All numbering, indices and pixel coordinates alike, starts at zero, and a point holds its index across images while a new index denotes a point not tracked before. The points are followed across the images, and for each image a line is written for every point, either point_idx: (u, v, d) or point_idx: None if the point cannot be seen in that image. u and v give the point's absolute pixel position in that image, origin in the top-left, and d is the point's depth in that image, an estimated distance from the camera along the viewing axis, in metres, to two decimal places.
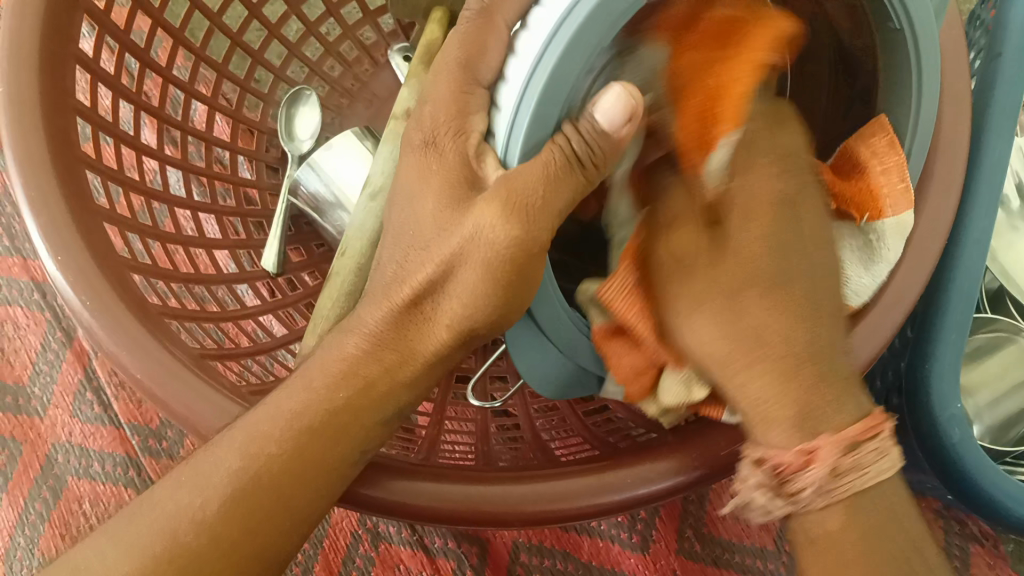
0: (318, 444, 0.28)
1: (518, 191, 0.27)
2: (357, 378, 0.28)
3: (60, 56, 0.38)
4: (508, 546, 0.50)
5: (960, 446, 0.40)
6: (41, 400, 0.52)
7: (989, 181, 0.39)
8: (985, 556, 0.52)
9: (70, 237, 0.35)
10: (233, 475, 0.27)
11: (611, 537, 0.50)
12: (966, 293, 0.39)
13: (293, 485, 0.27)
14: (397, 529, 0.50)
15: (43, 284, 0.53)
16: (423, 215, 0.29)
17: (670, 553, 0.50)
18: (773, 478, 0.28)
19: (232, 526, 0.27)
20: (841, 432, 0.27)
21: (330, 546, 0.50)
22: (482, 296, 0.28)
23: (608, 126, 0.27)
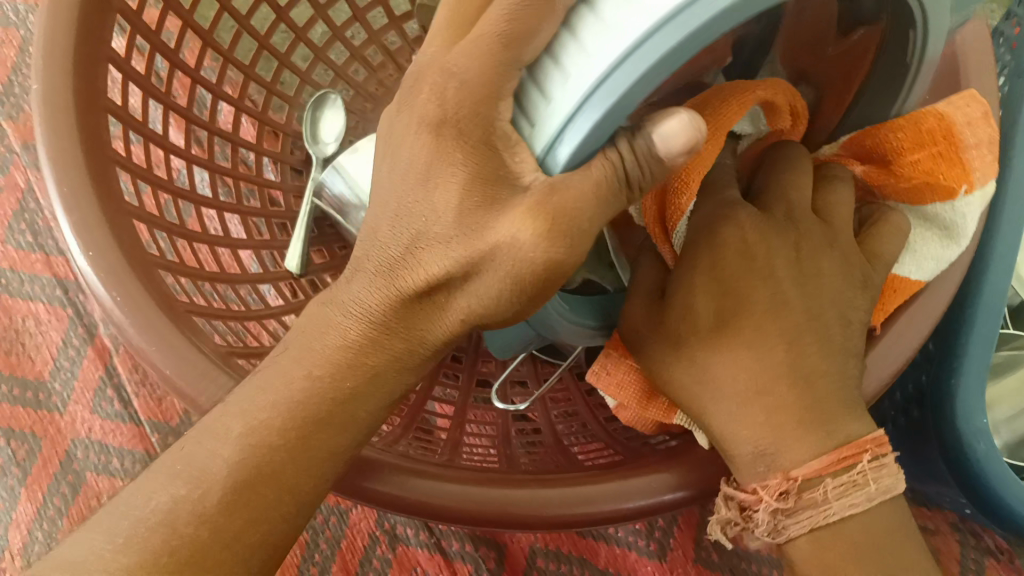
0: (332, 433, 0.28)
1: (559, 205, 0.24)
2: (365, 367, 0.28)
3: (94, 55, 0.38)
4: (524, 551, 0.50)
5: (984, 460, 0.40)
6: (62, 396, 0.52)
7: (1017, 196, 0.40)
8: (1001, 570, 0.52)
9: (102, 234, 0.36)
10: (231, 467, 0.27)
11: (628, 545, 0.50)
12: (992, 305, 0.40)
13: (304, 470, 0.28)
14: (414, 531, 0.50)
15: (65, 281, 0.54)
16: (442, 210, 0.26)
17: (687, 561, 0.50)
18: (741, 512, 0.31)
19: (245, 519, 0.27)
20: (790, 472, 0.29)
21: (347, 547, 0.50)
22: (506, 300, 0.26)
23: (666, 151, 0.24)
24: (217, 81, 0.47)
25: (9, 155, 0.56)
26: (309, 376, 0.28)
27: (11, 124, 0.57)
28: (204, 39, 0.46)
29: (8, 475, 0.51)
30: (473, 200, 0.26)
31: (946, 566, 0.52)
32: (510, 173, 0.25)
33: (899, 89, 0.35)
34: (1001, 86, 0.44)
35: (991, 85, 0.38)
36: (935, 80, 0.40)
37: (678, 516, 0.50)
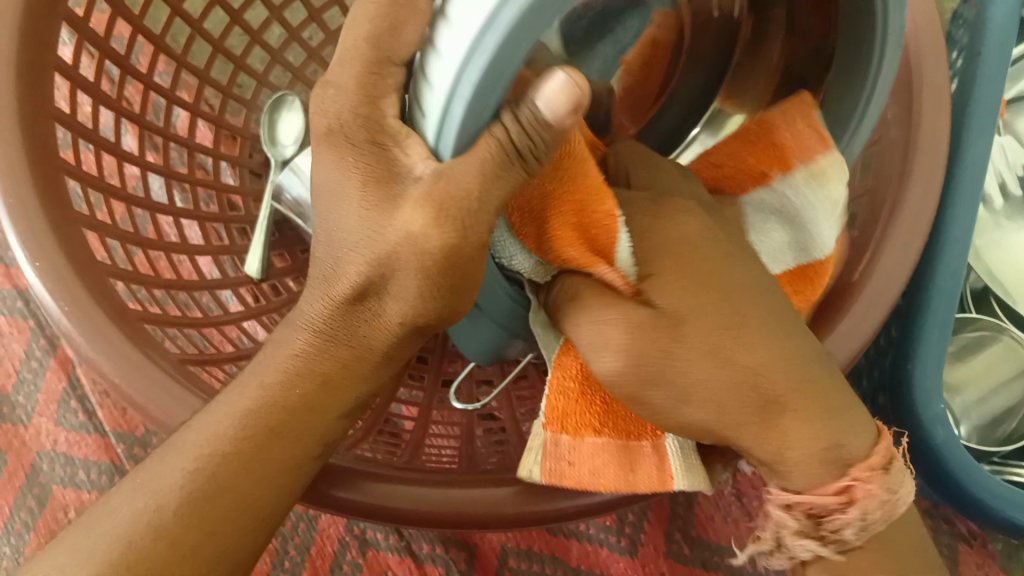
0: (280, 445, 0.28)
1: (449, 195, 0.25)
2: (314, 375, 0.28)
3: (40, 63, 0.37)
4: (495, 551, 0.50)
5: (943, 446, 0.40)
6: (26, 408, 0.52)
7: (972, 179, 0.39)
8: (974, 555, 0.52)
9: (48, 244, 0.35)
10: None
11: (599, 541, 0.50)
12: (947, 290, 0.39)
13: (246, 483, 0.27)
14: (385, 535, 0.50)
15: (26, 292, 0.53)
16: (353, 216, 0.27)
17: (659, 556, 0.50)
18: (811, 520, 0.28)
19: (188, 528, 0.26)
20: (874, 461, 0.28)
21: (317, 552, 0.49)
22: (432, 297, 0.27)
23: (551, 116, 0.24)
24: (171, 85, 0.46)
25: None
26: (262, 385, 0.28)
27: None
28: (156, 44, 0.45)
29: None
30: (374, 200, 0.26)
31: None
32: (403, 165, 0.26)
33: (851, 74, 0.35)
34: (957, 69, 0.44)
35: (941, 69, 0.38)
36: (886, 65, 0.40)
37: (649, 511, 0.49)
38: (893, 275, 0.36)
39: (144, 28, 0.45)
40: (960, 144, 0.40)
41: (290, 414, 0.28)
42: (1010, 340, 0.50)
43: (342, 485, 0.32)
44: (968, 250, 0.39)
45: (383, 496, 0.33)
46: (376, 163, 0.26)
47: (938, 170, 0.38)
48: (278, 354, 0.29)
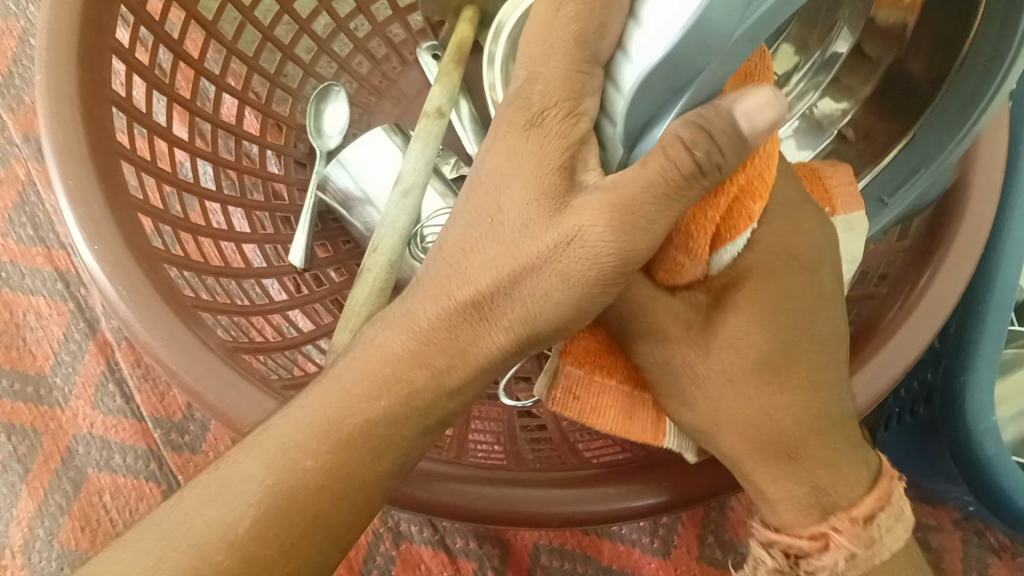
0: (358, 455, 0.26)
1: (622, 197, 0.25)
2: (401, 382, 0.26)
3: (99, 47, 0.38)
4: (529, 548, 0.50)
5: (994, 459, 0.40)
6: (63, 391, 0.52)
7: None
8: (1004, 568, 0.52)
9: (107, 228, 0.35)
10: (264, 491, 0.25)
11: (632, 542, 0.50)
12: (1002, 301, 0.40)
13: (331, 495, 0.25)
14: (419, 528, 0.50)
15: (67, 275, 0.53)
16: (519, 205, 0.26)
17: (691, 558, 0.50)
18: (787, 559, 0.31)
19: (263, 540, 0.24)
20: (854, 515, 0.31)
21: (351, 543, 0.49)
22: (564, 306, 0.26)
23: (747, 129, 0.25)
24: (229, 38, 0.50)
25: (7, 146, 0.55)
26: (364, 381, 0.26)
27: (9, 114, 0.56)
28: (206, 31, 0.45)
29: (9, 470, 0.50)
30: (540, 203, 0.26)
31: (949, 563, 0.52)
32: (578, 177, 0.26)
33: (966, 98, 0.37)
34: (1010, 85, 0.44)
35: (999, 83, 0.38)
36: None
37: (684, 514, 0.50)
38: (954, 282, 0.36)
39: (198, 14, 0.45)
40: (1015, 158, 0.40)
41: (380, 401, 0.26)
42: None
43: (402, 481, 0.32)
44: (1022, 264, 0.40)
45: (447, 493, 0.32)
46: (558, 143, 0.26)
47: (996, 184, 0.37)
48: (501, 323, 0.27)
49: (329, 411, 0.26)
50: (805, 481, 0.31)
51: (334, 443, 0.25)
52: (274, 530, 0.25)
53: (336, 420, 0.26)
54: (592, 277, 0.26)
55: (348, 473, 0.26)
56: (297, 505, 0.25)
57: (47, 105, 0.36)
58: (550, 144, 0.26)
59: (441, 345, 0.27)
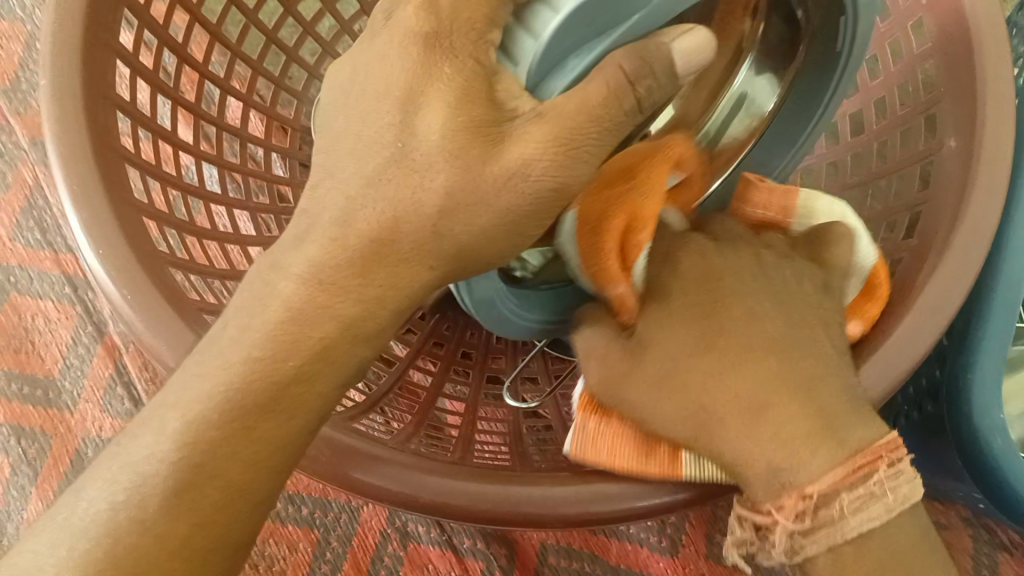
0: (265, 419, 0.26)
1: (569, 126, 0.25)
2: (309, 340, 0.26)
3: (102, 52, 0.38)
4: (536, 548, 0.50)
5: (1001, 456, 0.40)
6: (72, 394, 0.52)
7: None
8: (1015, 565, 0.52)
9: (112, 232, 0.35)
10: (171, 468, 0.25)
11: (639, 541, 0.50)
12: (1009, 297, 0.39)
13: (241, 462, 0.26)
14: (426, 528, 0.50)
15: (74, 278, 0.53)
16: (427, 133, 0.26)
17: (700, 557, 0.50)
18: (754, 531, 0.30)
19: (177, 519, 0.25)
20: (805, 490, 0.28)
21: (359, 544, 0.50)
22: (485, 238, 0.27)
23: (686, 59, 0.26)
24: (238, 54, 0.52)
25: (15, 151, 0.56)
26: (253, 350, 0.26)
27: (18, 119, 0.56)
28: (211, 33, 0.45)
29: (20, 472, 0.51)
30: (458, 137, 0.26)
31: (958, 560, 0.52)
32: (506, 105, 0.27)
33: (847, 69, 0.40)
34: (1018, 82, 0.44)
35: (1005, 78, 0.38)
36: (948, 75, 0.40)
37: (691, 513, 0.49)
38: (957, 282, 0.35)
39: (201, 17, 0.45)
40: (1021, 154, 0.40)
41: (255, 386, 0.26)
42: None
43: (403, 484, 0.32)
44: None
45: (438, 488, 0.32)
46: (467, 67, 0.26)
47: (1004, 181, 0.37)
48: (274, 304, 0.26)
49: (224, 397, 0.26)
50: (774, 454, 0.29)
51: (226, 418, 0.26)
52: (158, 530, 0.25)
53: (225, 407, 0.26)
54: (528, 207, 0.26)
55: (246, 458, 0.26)
56: (205, 478, 0.25)
57: (51, 111, 0.36)
58: (440, 90, 0.26)
59: (328, 309, 0.26)
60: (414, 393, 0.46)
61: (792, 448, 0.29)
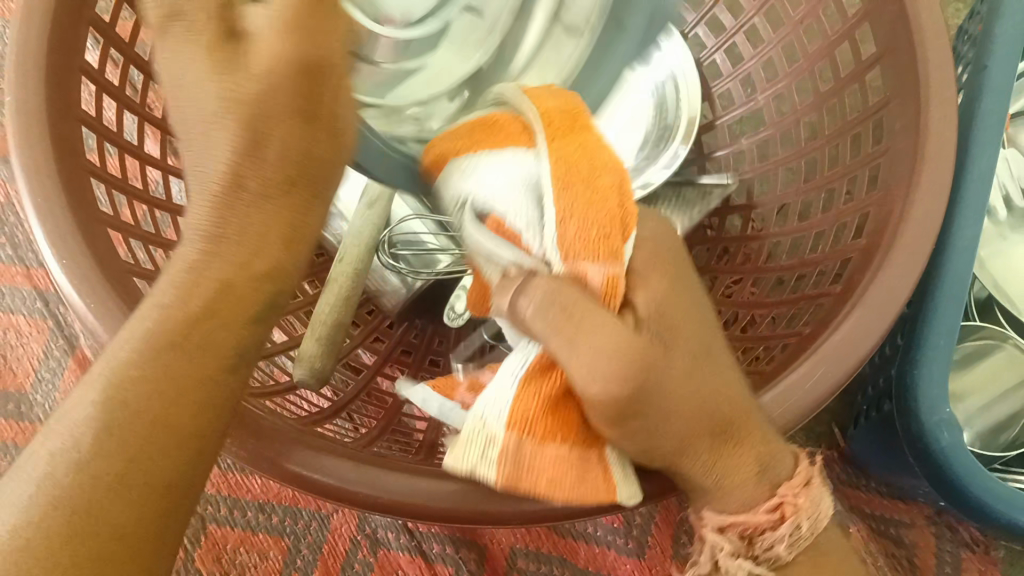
0: (193, 369, 0.24)
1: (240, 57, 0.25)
2: (203, 281, 0.25)
3: (67, 68, 0.39)
4: (505, 553, 0.51)
5: (950, 452, 0.41)
6: (43, 407, 0.52)
7: (977, 188, 0.40)
8: (978, 562, 0.53)
9: (74, 243, 0.36)
10: (98, 407, 0.23)
11: (606, 544, 0.51)
12: (953, 296, 0.40)
13: (171, 405, 0.24)
14: (395, 534, 0.50)
15: (46, 293, 0.54)
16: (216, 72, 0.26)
17: (666, 558, 0.51)
18: (741, 540, 0.30)
19: (112, 456, 0.23)
20: (801, 478, 0.30)
21: (328, 551, 0.50)
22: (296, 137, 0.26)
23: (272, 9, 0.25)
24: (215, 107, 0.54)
25: None
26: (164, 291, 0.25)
27: None
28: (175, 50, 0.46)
29: None
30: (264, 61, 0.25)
31: (923, 559, 0.53)
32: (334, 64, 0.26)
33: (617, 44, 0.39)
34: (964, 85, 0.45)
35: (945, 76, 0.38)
36: (892, 79, 0.41)
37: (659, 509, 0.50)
38: (898, 284, 0.36)
39: None
40: (966, 154, 0.41)
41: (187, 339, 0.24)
42: (1012, 349, 0.51)
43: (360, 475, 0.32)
44: (974, 259, 0.40)
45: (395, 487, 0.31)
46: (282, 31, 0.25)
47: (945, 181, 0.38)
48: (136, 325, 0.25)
49: (102, 410, 0.23)
50: (750, 465, 0.30)
51: (159, 359, 0.24)
52: (90, 471, 0.23)
53: (111, 421, 0.23)
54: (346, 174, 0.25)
55: (190, 403, 0.24)
56: (141, 415, 0.23)
57: (15, 126, 0.37)
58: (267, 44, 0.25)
59: (205, 319, 0.25)
60: (382, 399, 0.47)
61: (722, 467, 0.29)
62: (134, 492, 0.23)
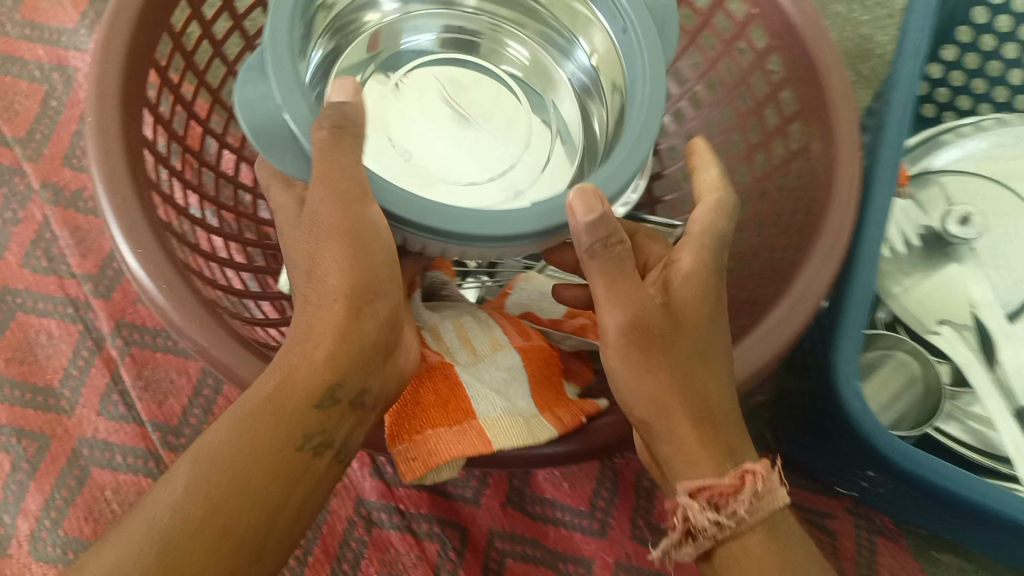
0: (305, 432, 0.34)
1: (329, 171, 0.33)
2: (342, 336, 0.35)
3: None
4: (485, 534, 0.58)
5: (860, 415, 0.50)
6: (71, 400, 0.57)
7: (875, 217, 0.52)
8: (888, 545, 0.62)
9: None
10: (212, 468, 0.31)
11: (573, 527, 0.59)
12: (861, 296, 0.51)
13: (265, 468, 0.32)
14: (388, 516, 0.57)
15: (79, 299, 0.60)
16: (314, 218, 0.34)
17: (625, 538, 0.59)
18: (709, 504, 0.36)
19: (205, 514, 0.31)
20: (763, 471, 0.36)
21: (328, 530, 0.56)
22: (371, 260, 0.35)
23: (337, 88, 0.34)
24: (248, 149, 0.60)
25: (26, 191, 0.63)
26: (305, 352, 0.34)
27: (30, 165, 0.63)
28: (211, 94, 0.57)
29: (18, 469, 0.55)
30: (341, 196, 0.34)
31: (842, 543, 0.62)
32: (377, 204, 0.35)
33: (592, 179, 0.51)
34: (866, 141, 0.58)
35: (850, 110, 0.48)
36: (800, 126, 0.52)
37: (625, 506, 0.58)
38: (817, 278, 0.44)
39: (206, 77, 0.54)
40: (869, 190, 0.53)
41: (285, 419, 0.33)
42: (901, 355, 0.62)
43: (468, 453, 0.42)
44: (875, 270, 0.52)
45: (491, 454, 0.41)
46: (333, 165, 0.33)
47: (853, 202, 0.46)
48: (251, 395, 0.33)
49: (211, 456, 0.32)
50: (720, 441, 0.37)
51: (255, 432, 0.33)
52: (192, 516, 0.30)
53: (229, 460, 0.32)
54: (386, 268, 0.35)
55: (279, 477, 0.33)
56: (237, 479, 0.32)
57: None
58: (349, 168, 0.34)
59: (307, 390, 0.34)
60: None
61: (719, 449, 0.37)
62: (208, 538, 0.30)
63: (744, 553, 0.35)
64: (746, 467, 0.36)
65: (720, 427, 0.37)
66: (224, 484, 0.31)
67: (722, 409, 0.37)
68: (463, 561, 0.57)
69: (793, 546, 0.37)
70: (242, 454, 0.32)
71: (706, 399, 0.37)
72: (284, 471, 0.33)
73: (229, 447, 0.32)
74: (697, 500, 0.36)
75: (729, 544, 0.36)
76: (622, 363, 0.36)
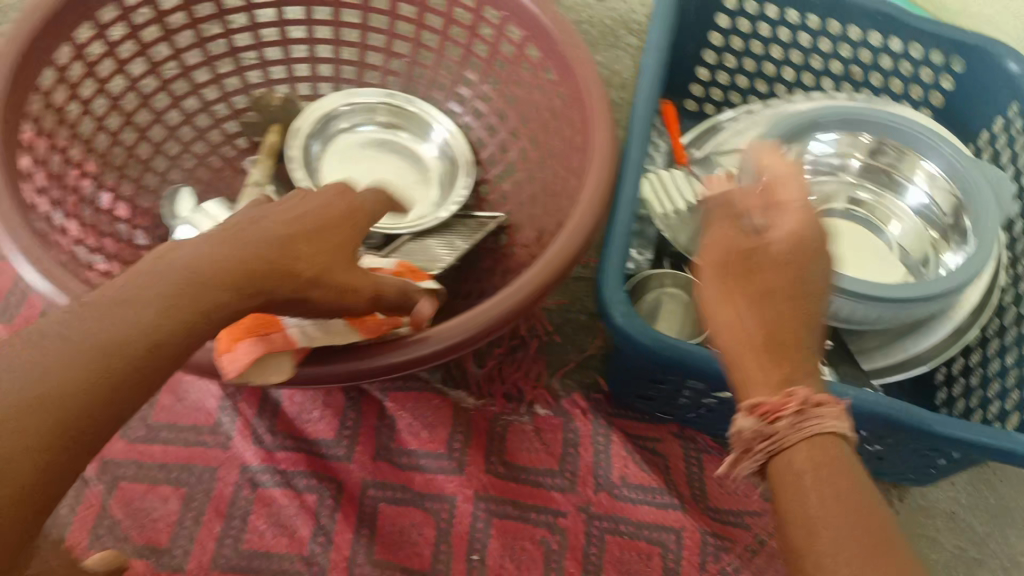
0: (268, 244, 0.37)
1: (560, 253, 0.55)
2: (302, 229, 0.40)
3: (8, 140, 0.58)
4: (358, 483, 0.67)
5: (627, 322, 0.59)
6: None
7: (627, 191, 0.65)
8: (715, 459, 0.72)
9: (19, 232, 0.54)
10: (206, 248, 0.35)
11: (435, 469, 0.68)
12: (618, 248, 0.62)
13: (203, 280, 0.34)
14: (270, 477, 0.66)
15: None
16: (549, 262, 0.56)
17: (480, 472, 0.69)
18: (746, 432, 0.38)
19: (99, 347, 0.30)
20: (764, 402, 0.37)
21: (218, 493, 0.65)
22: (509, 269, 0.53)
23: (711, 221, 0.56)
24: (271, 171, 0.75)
25: None
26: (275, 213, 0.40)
27: None
28: (82, 145, 0.69)
29: None
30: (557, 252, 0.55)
31: (674, 462, 0.72)
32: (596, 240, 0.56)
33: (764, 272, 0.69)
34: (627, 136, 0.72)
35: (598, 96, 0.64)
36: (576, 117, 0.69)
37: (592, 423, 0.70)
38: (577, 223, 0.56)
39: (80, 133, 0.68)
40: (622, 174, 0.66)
41: (258, 244, 0.37)
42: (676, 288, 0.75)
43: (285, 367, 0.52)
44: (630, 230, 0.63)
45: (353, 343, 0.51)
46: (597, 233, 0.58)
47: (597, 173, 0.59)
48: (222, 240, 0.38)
49: (225, 242, 0.36)
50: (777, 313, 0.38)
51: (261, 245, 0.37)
52: (101, 336, 0.30)
53: (230, 255, 0.35)
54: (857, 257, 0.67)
55: (204, 285, 0.34)
56: (218, 272, 0.35)
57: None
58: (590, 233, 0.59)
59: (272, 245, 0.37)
60: None
61: (754, 374, 0.38)
62: (101, 376, 0.30)
63: (806, 462, 0.36)
64: (751, 402, 0.38)
65: (763, 337, 0.38)
66: (241, 244, 0.36)
67: (753, 352, 0.39)
68: (339, 508, 0.66)
69: (862, 475, 0.36)
70: (285, 232, 0.39)
71: (781, 282, 0.39)
72: (261, 267, 0.36)
73: (206, 257, 0.35)
74: (752, 417, 0.38)
75: (778, 455, 0.37)
76: (711, 288, 0.41)
